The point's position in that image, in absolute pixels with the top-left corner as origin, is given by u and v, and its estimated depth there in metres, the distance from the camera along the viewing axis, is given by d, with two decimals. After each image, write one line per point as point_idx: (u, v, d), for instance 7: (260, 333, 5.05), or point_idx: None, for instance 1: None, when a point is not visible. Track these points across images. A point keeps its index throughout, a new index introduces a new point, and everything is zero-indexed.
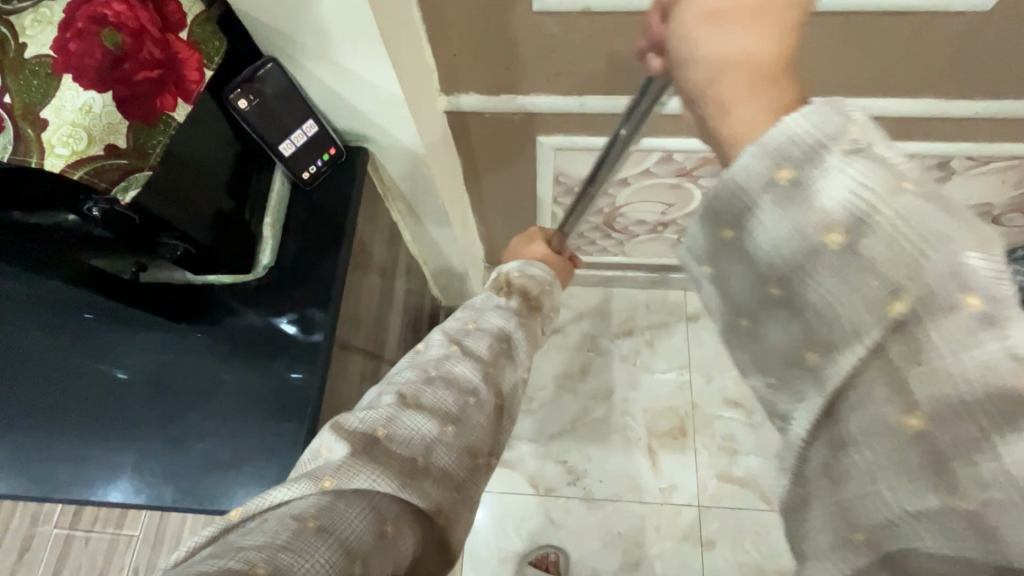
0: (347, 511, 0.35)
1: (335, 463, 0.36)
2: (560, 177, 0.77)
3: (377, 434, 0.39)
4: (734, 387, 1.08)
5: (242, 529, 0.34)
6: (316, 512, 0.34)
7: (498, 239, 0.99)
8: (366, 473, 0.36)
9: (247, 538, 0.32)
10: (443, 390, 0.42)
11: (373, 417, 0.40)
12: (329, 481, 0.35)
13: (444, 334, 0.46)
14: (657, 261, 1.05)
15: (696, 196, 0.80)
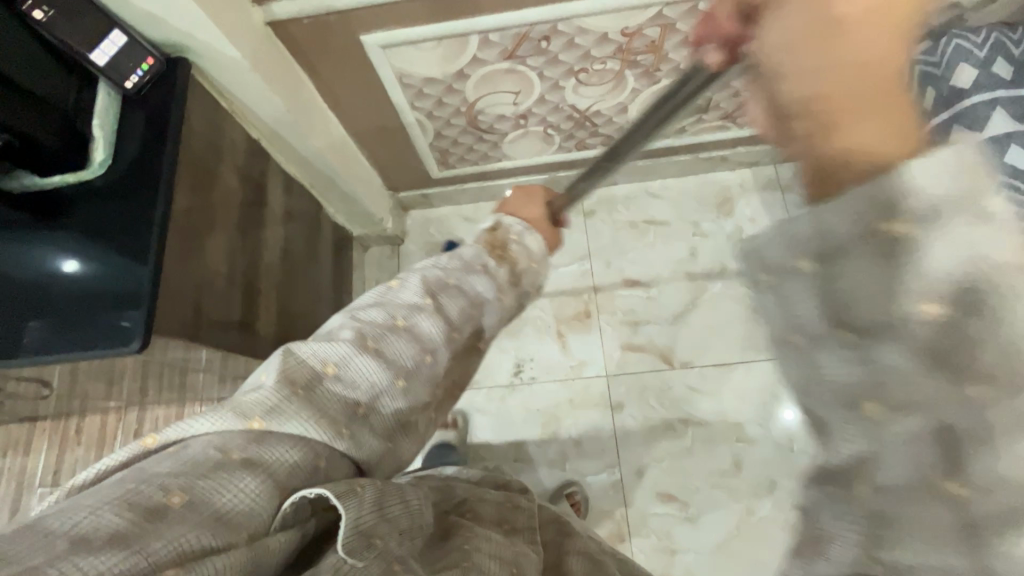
0: (269, 443, 0.43)
1: (269, 404, 0.45)
2: (404, 78, 0.84)
3: (327, 371, 0.48)
4: (632, 268, 1.17)
5: (172, 450, 0.42)
6: (242, 442, 0.43)
7: (383, 159, 1.07)
8: (297, 419, 0.45)
9: (168, 467, 0.40)
10: (406, 343, 0.51)
11: (328, 355, 0.49)
12: (259, 421, 0.44)
13: (423, 283, 0.54)
14: (538, 162, 1.13)
15: (535, 79, 0.87)
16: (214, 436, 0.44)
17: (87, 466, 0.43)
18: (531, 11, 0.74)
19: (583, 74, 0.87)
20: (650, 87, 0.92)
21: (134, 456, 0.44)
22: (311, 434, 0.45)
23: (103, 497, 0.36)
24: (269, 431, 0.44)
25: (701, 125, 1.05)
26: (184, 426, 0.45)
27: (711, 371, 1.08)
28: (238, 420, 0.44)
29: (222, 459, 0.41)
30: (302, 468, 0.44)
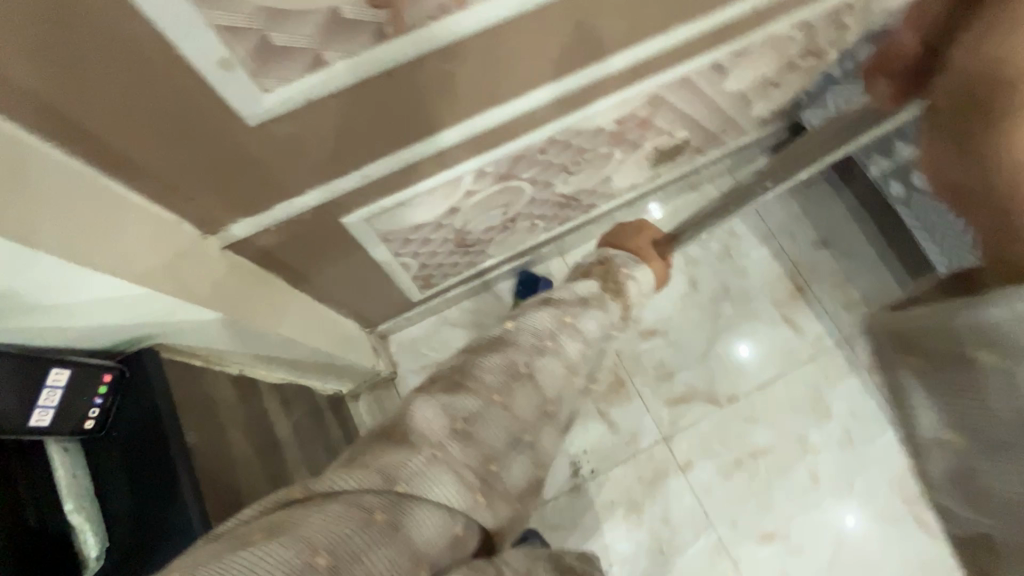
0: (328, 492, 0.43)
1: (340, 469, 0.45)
2: (388, 236, 0.71)
3: (456, 428, 0.48)
4: (644, 319, 1.13)
5: (320, 504, 0.41)
6: (382, 506, 0.42)
7: (365, 306, 0.91)
8: (349, 481, 0.43)
9: (320, 519, 0.40)
10: (529, 390, 0.52)
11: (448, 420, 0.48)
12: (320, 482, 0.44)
13: (541, 323, 0.54)
14: (524, 248, 1.03)
15: (525, 187, 0.78)
16: (361, 501, 0.42)
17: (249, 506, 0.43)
18: (530, 136, 0.63)
19: (573, 167, 0.78)
20: (634, 153, 0.85)
21: (283, 504, 0.43)
22: (367, 487, 0.43)
23: (262, 545, 0.38)
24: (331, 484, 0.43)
25: (673, 166, 1.02)
26: (330, 479, 0.44)
27: (756, 396, 1.08)
28: (371, 486, 0.43)
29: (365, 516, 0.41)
30: (350, 505, 0.41)
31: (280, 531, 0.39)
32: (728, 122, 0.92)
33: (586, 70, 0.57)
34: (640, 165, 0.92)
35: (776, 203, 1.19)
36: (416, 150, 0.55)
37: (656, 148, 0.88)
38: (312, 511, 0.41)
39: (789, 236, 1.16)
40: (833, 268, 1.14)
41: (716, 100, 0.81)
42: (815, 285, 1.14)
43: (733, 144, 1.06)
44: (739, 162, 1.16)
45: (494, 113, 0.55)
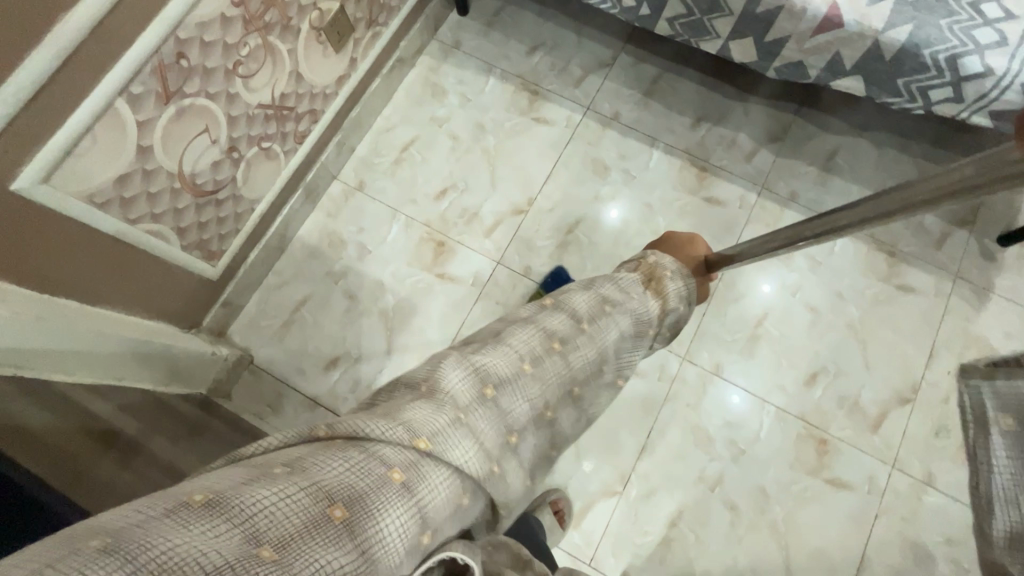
0: (326, 455, 0.39)
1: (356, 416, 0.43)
2: (96, 199, 0.73)
3: (487, 394, 0.50)
4: (431, 185, 1.23)
5: (335, 451, 0.40)
6: (402, 463, 0.41)
7: (154, 299, 0.92)
8: (363, 447, 0.40)
9: (335, 467, 0.38)
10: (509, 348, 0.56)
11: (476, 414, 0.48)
12: (324, 428, 0.42)
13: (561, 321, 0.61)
14: (285, 180, 1.09)
15: (208, 105, 0.83)
16: (380, 452, 0.40)
17: (254, 442, 0.42)
18: (144, 36, 0.68)
19: (240, 69, 0.85)
20: (299, 39, 0.93)
21: (301, 444, 0.41)
22: (393, 461, 0.40)
23: (268, 476, 0.36)
24: (342, 437, 0.41)
25: (362, 46, 1.11)
26: (356, 424, 0.42)
27: (547, 189, 1.22)
28: (406, 443, 0.41)
29: (384, 473, 0.39)
30: (354, 475, 0.38)
31: (292, 470, 0.37)
32: None
33: None
34: (321, 51, 1.00)
35: (480, 40, 1.33)
36: (19, 82, 0.57)
37: (316, 27, 0.96)
38: (328, 454, 0.39)
39: (505, 60, 1.31)
40: (549, 63, 1.30)
41: None
42: (544, 84, 1.29)
43: (404, 5, 1.17)
44: (428, 24, 1.28)
45: (73, 19, 0.59)
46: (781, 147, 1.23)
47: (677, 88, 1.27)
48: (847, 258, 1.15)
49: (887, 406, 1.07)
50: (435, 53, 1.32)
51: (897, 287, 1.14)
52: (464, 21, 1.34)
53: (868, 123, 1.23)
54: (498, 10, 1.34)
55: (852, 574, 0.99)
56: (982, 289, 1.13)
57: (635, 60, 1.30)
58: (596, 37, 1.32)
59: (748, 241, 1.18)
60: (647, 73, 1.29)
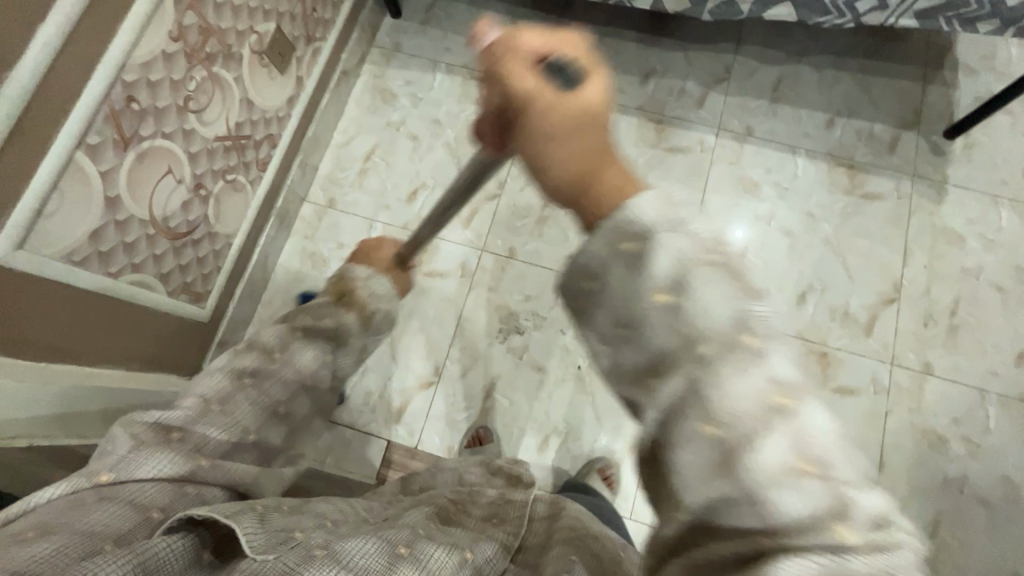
0: (128, 489, 0.46)
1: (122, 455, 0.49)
2: (73, 257, 0.72)
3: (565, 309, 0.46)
4: (401, 188, 1.23)
5: (130, 486, 0.47)
6: (193, 482, 0.51)
7: (149, 352, 0.91)
8: (149, 466, 0.49)
9: (138, 491, 0.47)
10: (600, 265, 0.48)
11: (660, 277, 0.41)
12: (106, 473, 0.47)
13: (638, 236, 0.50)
14: (256, 210, 1.08)
15: (167, 145, 0.82)
16: (139, 484, 0.47)
17: (35, 493, 0.43)
18: (91, 86, 0.67)
19: (190, 104, 0.84)
20: (243, 66, 0.93)
21: (82, 484, 0.46)
22: (177, 477, 0.50)
23: (74, 511, 0.42)
24: (124, 475, 0.47)
25: (305, 63, 1.11)
26: (134, 462, 0.48)
27: (514, 170, 1.23)
28: (181, 468, 0.51)
29: (175, 490, 0.49)
30: (165, 497, 0.48)
31: (102, 499, 0.44)
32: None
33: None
34: (266, 75, 1.00)
35: (419, 39, 1.34)
36: None
37: (257, 51, 0.96)
38: (122, 488, 0.46)
39: (448, 54, 1.33)
40: None
41: None
42: None
43: (339, 17, 1.17)
44: (365, 32, 1.29)
45: (19, 76, 0.58)
46: (728, 87, 1.27)
47: (619, 49, 1.30)
48: (810, 179, 1.20)
49: (875, 309, 1.12)
50: (377, 60, 1.32)
51: (861, 196, 1.19)
52: (399, 23, 1.35)
53: (804, 50, 1.28)
54: (430, 6, 1.36)
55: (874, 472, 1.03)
56: (939, 183, 1.19)
57: (572, 30, 1.32)
58: (531, 15, 1.34)
59: (717, 182, 1.20)
60: (587, 40, 1.31)
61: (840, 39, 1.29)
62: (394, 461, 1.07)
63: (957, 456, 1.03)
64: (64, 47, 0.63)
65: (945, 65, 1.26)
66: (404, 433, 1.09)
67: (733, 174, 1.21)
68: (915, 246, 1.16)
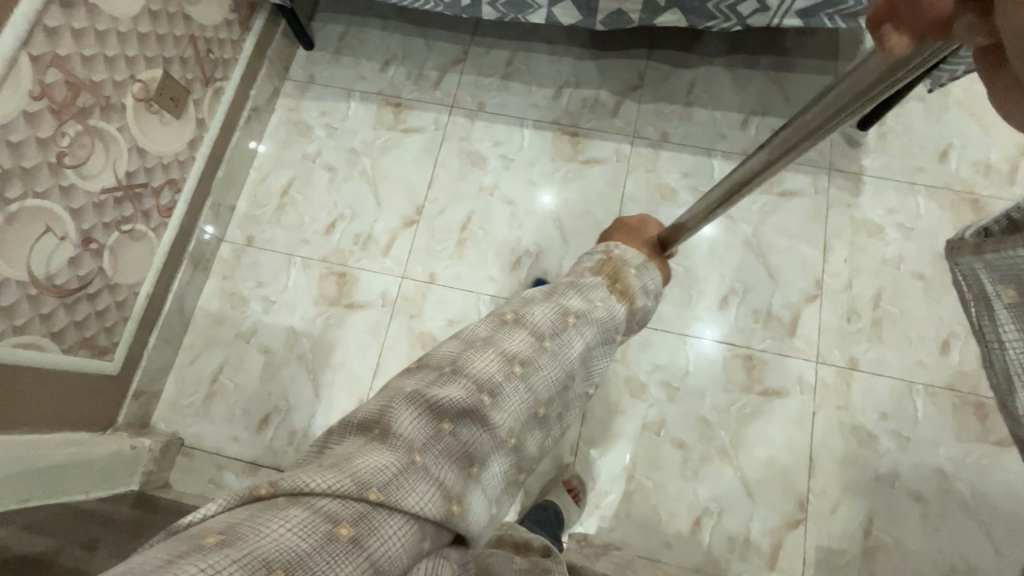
0: (371, 535, 0.39)
1: (361, 495, 0.40)
2: None
3: None
4: (320, 221, 1.22)
5: (376, 527, 0.40)
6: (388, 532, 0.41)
7: (49, 412, 0.89)
8: (388, 529, 0.40)
9: (364, 534, 0.39)
10: None
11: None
12: (352, 523, 0.39)
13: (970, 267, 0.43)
14: (165, 255, 1.07)
15: (42, 204, 0.81)
16: (392, 523, 0.41)
17: (311, 477, 0.40)
18: None
19: (65, 159, 0.83)
20: (128, 115, 0.93)
21: (323, 526, 0.38)
22: (428, 522, 0.43)
23: (334, 548, 0.37)
24: (378, 519, 0.40)
25: (206, 104, 1.10)
26: (403, 490, 0.43)
27: (432, 193, 1.23)
28: (435, 513, 0.43)
29: (421, 535, 0.42)
30: (412, 546, 0.41)
31: (356, 539, 0.38)
32: (187, 39, 1.02)
33: None
34: (157, 120, 0.99)
35: (333, 69, 1.33)
36: None
37: (143, 98, 0.95)
38: (375, 527, 0.40)
39: (362, 81, 1.32)
40: (404, 73, 1.32)
41: (132, 28, 0.90)
42: (404, 93, 1.30)
43: (240, 55, 1.17)
44: (276, 67, 1.29)
45: None
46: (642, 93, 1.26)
47: (532, 64, 1.30)
48: None
49: (799, 307, 1.11)
50: (291, 93, 1.32)
51: (779, 194, 1.18)
52: (312, 54, 1.34)
53: (715, 50, 1.28)
54: (342, 35, 1.35)
55: (806, 473, 1.02)
56: (855, 174, 1.19)
57: (485, 48, 1.32)
58: (443, 35, 1.34)
59: (635, 190, 1.20)
60: (500, 56, 1.31)
61: (750, 37, 1.29)
62: None
63: (886, 451, 1.02)
64: None
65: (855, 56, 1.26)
66: None
67: (650, 181, 1.20)
68: (835, 239, 1.15)
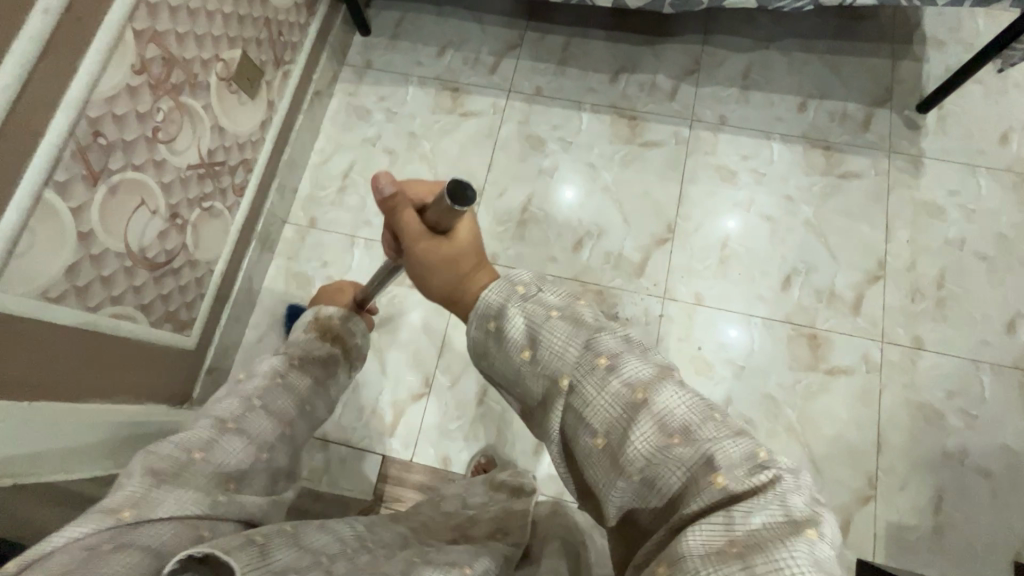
0: (144, 529, 0.49)
1: (133, 503, 0.51)
2: (51, 293, 0.73)
3: (639, 398, 0.50)
4: None
5: (148, 527, 0.49)
6: (189, 528, 0.52)
7: (136, 383, 0.91)
8: (155, 522, 0.50)
9: (150, 534, 0.49)
10: (632, 364, 0.53)
11: (521, 338, 0.57)
12: (127, 514, 0.49)
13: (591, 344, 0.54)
14: (237, 234, 1.09)
15: (139, 177, 0.83)
16: (155, 528, 0.49)
17: (54, 536, 0.45)
18: (55, 122, 0.68)
19: (159, 134, 0.85)
20: (211, 93, 0.94)
21: (90, 543, 0.45)
22: (189, 513, 0.53)
23: (100, 555, 0.44)
24: (143, 518, 0.50)
25: (276, 87, 1.12)
26: (155, 500, 0.52)
27: (492, 175, 1.24)
28: (200, 509, 0.54)
29: (194, 531, 0.51)
30: (184, 536, 0.50)
31: (120, 545, 0.46)
32: (263, 21, 1.04)
33: (23, 34, 0.62)
34: (235, 100, 1.01)
35: (390, 55, 1.35)
36: None
37: (225, 77, 0.97)
38: (139, 530, 0.48)
39: (420, 66, 1.34)
40: (460, 58, 1.33)
41: (218, 8, 0.92)
42: (461, 78, 1.32)
43: (307, 38, 1.19)
44: (336, 52, 1.30)
45: None
46: (698, 78, 1.27)
47: (589, 48, 1.31)
48: (786, 162, 1.20)
49: (862, 287, 1.11)
50: (350, 77, 1.33)
51: (840, 175, 1.18)
52: (369, 40, 1.36)
53: (771, 35, 1.29)
54: (399, 21, 1.37)
55: (873, 451, 1.02)
56: (916, 157, 1.19)
57: (540, 32, 1.33)
58: (499, 21, 1.35)
59: (694, 172, 1.21)
60: (557, 40, 1.32)
61: (806, 21, 1.30)
62: (390, 475, 1.06)
63: (953, 428, 1.03)
64: (26, 86, 0.63)
65: (913, 39, 1.26)
66: (398, 443, 1.09)
67: (709, 163, 1.21)
68: (897, 221, 1.15)
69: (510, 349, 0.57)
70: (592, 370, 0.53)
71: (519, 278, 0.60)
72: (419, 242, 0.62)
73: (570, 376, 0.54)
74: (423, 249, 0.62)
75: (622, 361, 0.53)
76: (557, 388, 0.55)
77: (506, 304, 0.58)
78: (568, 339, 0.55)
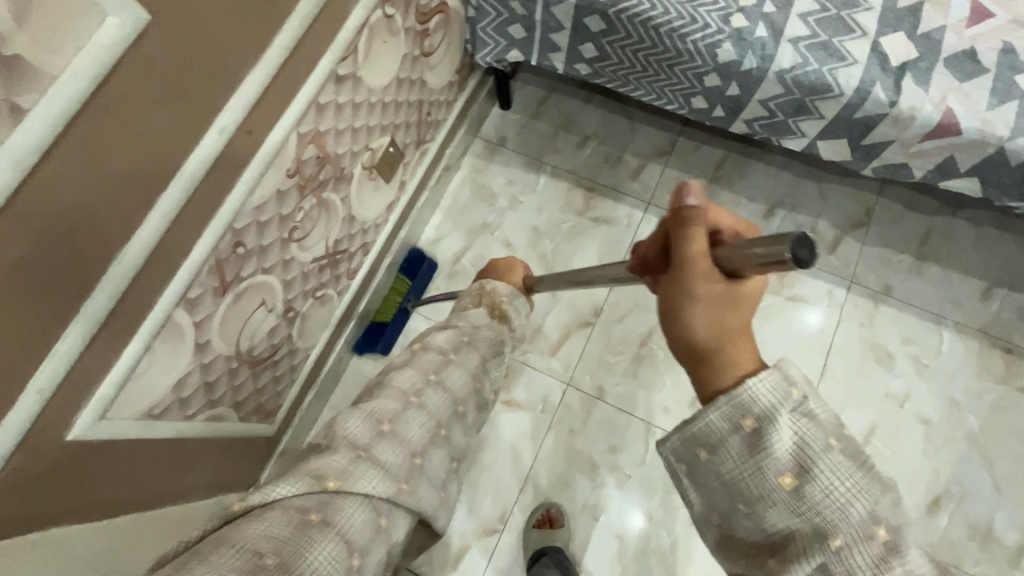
0: (337, 506, 0.53)
1: (338, 470, 0.55)
2: (155, 409, 0.67)
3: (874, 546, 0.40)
4: None
5: (331, 503, 0.53)
6: (329, 509, 0.52)
7: (214, 478, 0.86)
8: (352, 503, 0.54)
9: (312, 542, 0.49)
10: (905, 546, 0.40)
11: (782, 462, 0.42)
12: (331, 483, 0.53)
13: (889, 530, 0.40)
14: (339, 317, 1.02)
15: (265, 280, 0.76)
16: (353, 506, 0.53)
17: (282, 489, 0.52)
18: (202, 240, 0.62)
19: (295, 234, 0.78)
20: (352, 184, 0.87)
21: (295, 520, 0.50)
22: (375, 499, 0.55)
23: (308, 533, 0.50)
24: (344, 489, 0.54)
25: (411, 166, 1.05)
26: (357, 479, 0.55)
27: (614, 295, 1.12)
28: (383, 496, 0.55)
29: (377, 514, 0.55)
30: (367, 524, 0.53)
31: (323, 523, 0.51)
32: (417, 104, 0.96)
33: (192, 160, 0.56)
34: (372, 186, 0.93)
35: (527, 135, 1.25)
36: (75, 333, 0.51)
37: (369, 166, 0.89)
38: (339, 510, 0.52)
39: (556, 154, 1.24)
40: (602, 154, 1.22)
41: (380, 97, 0.84)
42: (599, 177, 1.21)
43: (450, 115, 1.11)
44: (472, 125, 1.22)
45: (129, 254, 0.53)
46: (868, 233, 1.12)
47: (746, 172, 1.18)
48: (959, 359, 1.04)
49: None
50: (480, 152, 1.25)
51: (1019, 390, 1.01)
52: (507, 115, 1.27)
53: (963, 199, 1.12)
54: (543, 99, 1.27)
55: None
56: None
57: (695, 142, 1.21)
58: (651, 120, 1.23)
59: (845, 345, 1.06)
60: (712, 155, 1.19)
61: None
62: None
63: None
64: (182, 212, 0.57)
65: None
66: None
67: (865, 340, 1.06)
68: None
69: (765, 465, 0.43)
70: (860, 535, 0.40)
71: (798, 378, 0.44)
72: (697, 283, 0.47)
73: (814, 519, 0.41)
74: (707, 289, 0.47)
75: (901, 543, 0.40)
76: (813, 534, 0.41)
77: (777, 410, 0.43)
78: (855, 493, 0.40)
